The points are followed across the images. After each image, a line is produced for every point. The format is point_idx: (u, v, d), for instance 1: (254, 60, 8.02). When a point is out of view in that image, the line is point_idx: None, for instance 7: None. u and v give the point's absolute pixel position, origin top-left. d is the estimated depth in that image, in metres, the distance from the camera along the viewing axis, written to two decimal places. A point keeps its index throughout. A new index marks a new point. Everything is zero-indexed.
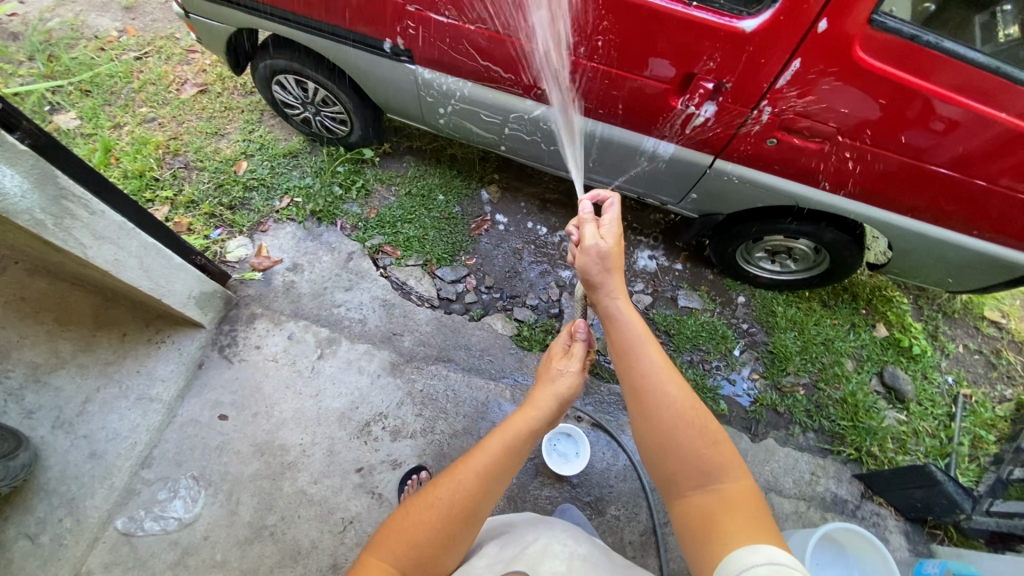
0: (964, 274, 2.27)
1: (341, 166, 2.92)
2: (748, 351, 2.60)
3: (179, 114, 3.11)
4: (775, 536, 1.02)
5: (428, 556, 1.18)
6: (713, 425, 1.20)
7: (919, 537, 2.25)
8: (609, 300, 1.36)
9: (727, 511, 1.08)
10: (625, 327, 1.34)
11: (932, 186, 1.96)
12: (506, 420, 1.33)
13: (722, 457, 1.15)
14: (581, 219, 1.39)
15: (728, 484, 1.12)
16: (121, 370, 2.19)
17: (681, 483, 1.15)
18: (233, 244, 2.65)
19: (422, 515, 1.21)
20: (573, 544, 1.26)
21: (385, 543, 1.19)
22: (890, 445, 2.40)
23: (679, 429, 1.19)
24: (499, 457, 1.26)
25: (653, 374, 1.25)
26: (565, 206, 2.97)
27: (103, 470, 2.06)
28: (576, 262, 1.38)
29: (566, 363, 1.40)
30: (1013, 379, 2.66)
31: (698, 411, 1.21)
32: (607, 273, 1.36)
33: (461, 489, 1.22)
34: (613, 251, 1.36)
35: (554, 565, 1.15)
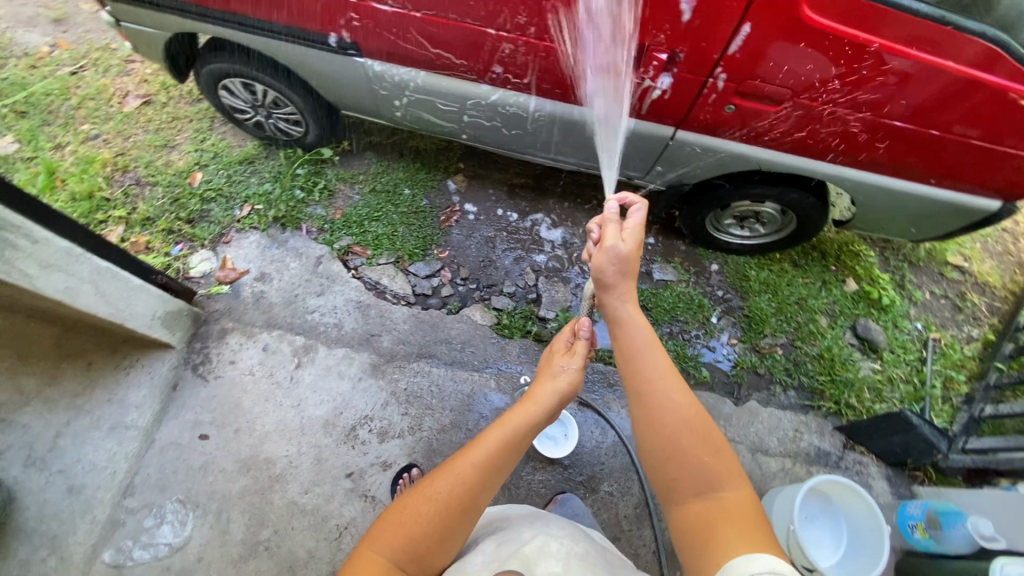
0: (927, 222, 2.32)
1: (301, 168, 2.84)
2: (726, 317, 2.63)
3: (124, 129, 2.98)
4: (774, 546, 1.00)
5: (424, 549, 1.17)
6: (716, 433, 1.20)
7: (900, 480, 2.33)
8: (620, 303, 1.36)
9: (726, 518, 1.07)
10: (630, 329, 1.35)
11: (888, 138, 1.99)
12: (505, 414, 1.33)
13: (724, 466, 1.15)
14: (605, 220, 1.36)
15: (727, 493, 1.12)
16: (90, 401, 2.11)
17: (681, 489, 1.15)
18: (196, 259, 2.57)
19: (420, 509, 1.20)
20: (570, 544, 1.23)
21: (382, 537, 1.18)
22: (867, 394, 2.47)
23: (680, 435, 1.19)
24: (497, 451, 1.26)
25: (656, 380, 1.27)
26: (533, 190, 2.94)
27: (84, 504, 2.00)
28: (592, 261, 1.37)
29: (567, 360, 1.39)
30: (978, 320, 2.75)
31: (702, 419, 1.22)
32: (623, 278, 1.35)
33: (459, 483, 1.22)
34: (632, 255, 1.34)
35: (550, 564, 1.12)
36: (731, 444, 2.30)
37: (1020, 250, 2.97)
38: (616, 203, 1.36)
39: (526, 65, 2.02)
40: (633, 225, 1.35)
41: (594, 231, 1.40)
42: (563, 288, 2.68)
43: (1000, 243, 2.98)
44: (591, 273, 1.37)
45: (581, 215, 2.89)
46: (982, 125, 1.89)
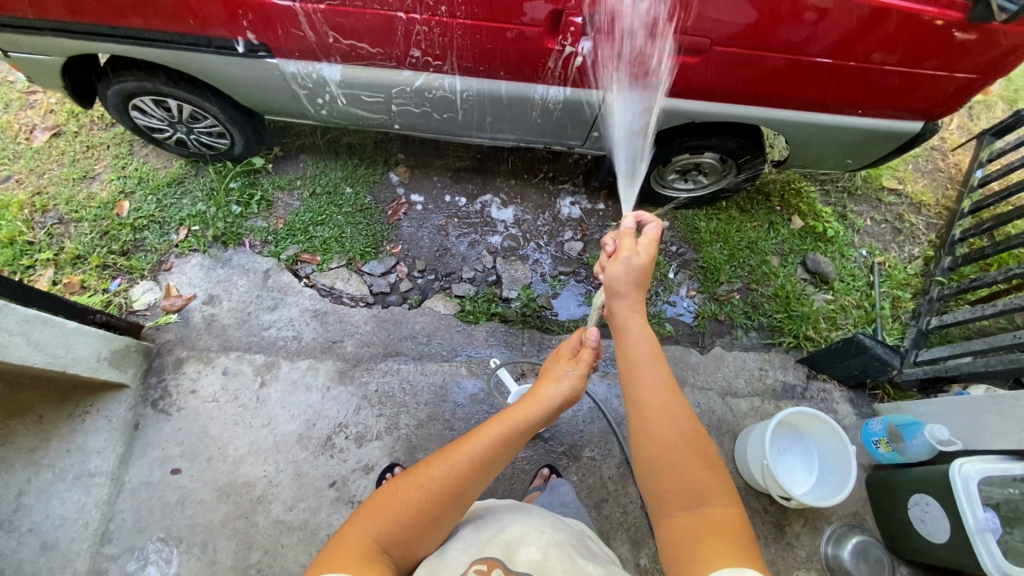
0: (861, 152, 2.38)
1: (233, 181, 2.73)
2: (682, 272, 2.67)
3: (37, 166, 2.80)
4: (758, 563, 1.05)
5: (410, 535, 1.17)
6: (710, 450, 1.23)
7: (862, 401, 2.44)
8: (628, 312, 1.40)
9: (713, 533, 1.10)
10: (633, 338, 1.37)
11: (811, 74, 2.01)
12: (504, 409, 1.33)
13: (716, 482, 1.18)
14: (622, 233, 1.47)
15: (717, 508, 1.14)
16: (49, 454, 2.03)
17: (672, 501, 1.17)
18: (139, 291, 2.46)
19: (412, 494, 1.20)
20: (551, 531, 1.23)
21: (371, 518, 1.17)
22: (823, 324, 2.57)
23: (676, 447, 1.22)
24: (494, 445, 1.27)
25: (660, 393, 1.28)
26: (478, 171, 2.89)
27: (61, 559, 1.94)
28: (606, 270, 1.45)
29: (571, 366, 1.42)
30: (918, 238, 2.87)
31: (699, 436, 1.24)
32: (633, 286, 1.42)
33: (453, 472, 1.22)
34: (645, 267, 1.42)
35: (529, 553, 1.12)
36: (702, 392, 2.37)
37: (949, 165, 3.10)
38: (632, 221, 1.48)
39: (445, 46, 1.97)
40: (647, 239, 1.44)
41: (609, 245, 1.49)
42: (522, 265, 2.68)
43: (930, 162, 3.10)
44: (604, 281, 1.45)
45: (530, 189, 2.86)
46: (900, 52, 1.94)
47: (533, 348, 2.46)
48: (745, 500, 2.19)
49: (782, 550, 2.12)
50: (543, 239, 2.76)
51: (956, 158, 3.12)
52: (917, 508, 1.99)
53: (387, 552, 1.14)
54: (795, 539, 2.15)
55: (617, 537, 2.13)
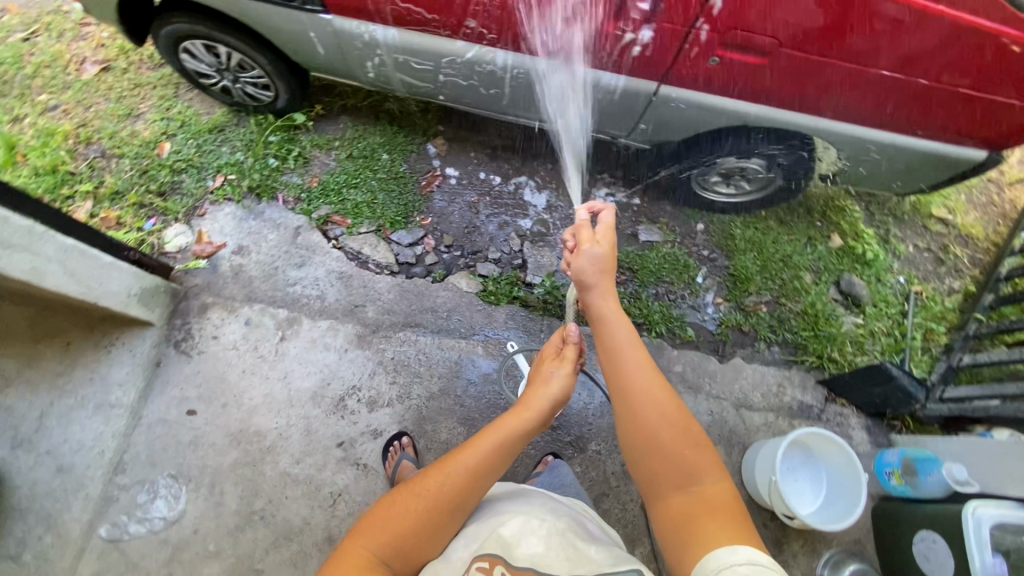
0: (912, 176, 2.29)
1: (273, 135, 2.73)
2: (711, 277, 2.63)
3: (84, 98, 2.84)
4: (752, 537, 1.03)
5: (408, 547, 1.15)
6: (697, 428, 1.23)
7: (879, 430, 2.39)
8: (601, 301, 1.41)
9: (705, 511, 1.09)
10: (612, 327, 1.38)
11: (875, 87, 1.93)
12: (497, 419, 1.34)
13: (705, 460, 1.17)
14: (578, 225, 1.47)
15: (707, 485, 1.14)
16: (73, 380, 2.09)
17: (664, 483, 1.17)
18: (171, 233, 2.50)
19: (409, 505, 1.20)
20: (551, 520, 1.21)
21: (369, 532, 1.16)
22: (849, 348, 2.51)
23: (661, 428, 1.22)
24: (491, 453, 1.28)
25: (638, 377, 1.29)
26: (516, 151, 2.85)
27: (75, 482, 2.01)
28: (570, 265, 1.45)
29: (555, 366, 1.42)
30: (960, 271, 2.77)
31: (682, 414, 1.24)
32: (600, 276, 1.43)
33: (450, 481, 1.23)
34: (608, 256, 1.45)
35: (530, 545, 1.12)
36: (716, 401, 2.35)
37: (1004, 201, 2.97)
38: (586, 213, 1.48)
39: (502, 21, 1.94)
40: (602, 226, 1.47)
41: (568, 242, 1.49)
42: (549, 252, 2.64)
43: (984, 194, 2.97)
44: (571, 276, 1.44)
45: (566, 176, 2.82)
46: (972, 74, 1.86)
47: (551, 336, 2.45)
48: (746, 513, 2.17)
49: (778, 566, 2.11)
50: None
51: (1011, 194, 2.99)
52: (923, 544, 1.95)
53: (386, 564, 1.13)
54: (792, 557, 2.14)
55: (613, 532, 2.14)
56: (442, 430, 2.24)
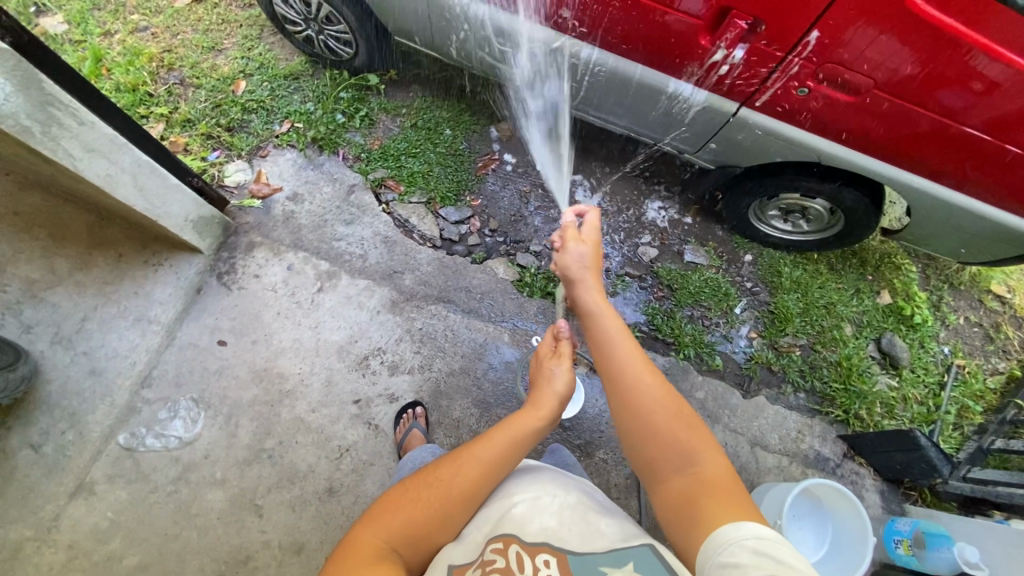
0: (978, 245, 2.21)
1: (344, 92, 2.77)
2: (749, 310, 2.59)
3: (174, 25, 2.93)
4: (755, 515, 1.03)
5: (420, 534, 1.16)
6: (689, 410, 1.23)
7: (893, 497, 2.33)
8: (588, 295, 1.41)
9: (706, 492, 1.09)
10: (601, 322, 1.37)
11: (958, 146, 1.87)
12: (505, 418, 1.33)
13: (699, 440, 1.17)
14: (564, 225, 1.49)
15: (705, 466, 1.13)
16: (119, 291, 2.18)
17: (662, 467, 1.17)
18: (232, 168, 2.57)
19: (421, 494, 1.20)
20: (563, 494, 1.25)
21: (381, 519, 1.17)
22: (878, 409, 2.44)
23: (655, 415, 1.22)
24: (503, 449, 1.27)
25: (629, 367, 1.28)
26: (576, 149, 2.83)
27: (104, 387, 2.10)
28: (557, 264, 1.48)
29: (555, 363, 1.41)
30: (1008, 353, 2.67)
31: (674, 396, 1.25)
32: (585, 270, 1.44)
33: (460, 473, 1.23)
34: (593, 250, 1.47)
35: (543, 521, 1.16)
36: (732, 434, 2.32)
37: None
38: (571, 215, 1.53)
39: (597, 16, 1.95)
40: (585, 224, 1.49)
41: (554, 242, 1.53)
42: None
43: None
44: (558, 275, 1.46)
45: (623, 182, 2.79)
46: None
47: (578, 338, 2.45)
48: None
49: None
50: (620, 235, 2.68)
51: None
52: None
53: (397, 551, 1.14)
54: None
55: None
56: (456, 407, 2.26)
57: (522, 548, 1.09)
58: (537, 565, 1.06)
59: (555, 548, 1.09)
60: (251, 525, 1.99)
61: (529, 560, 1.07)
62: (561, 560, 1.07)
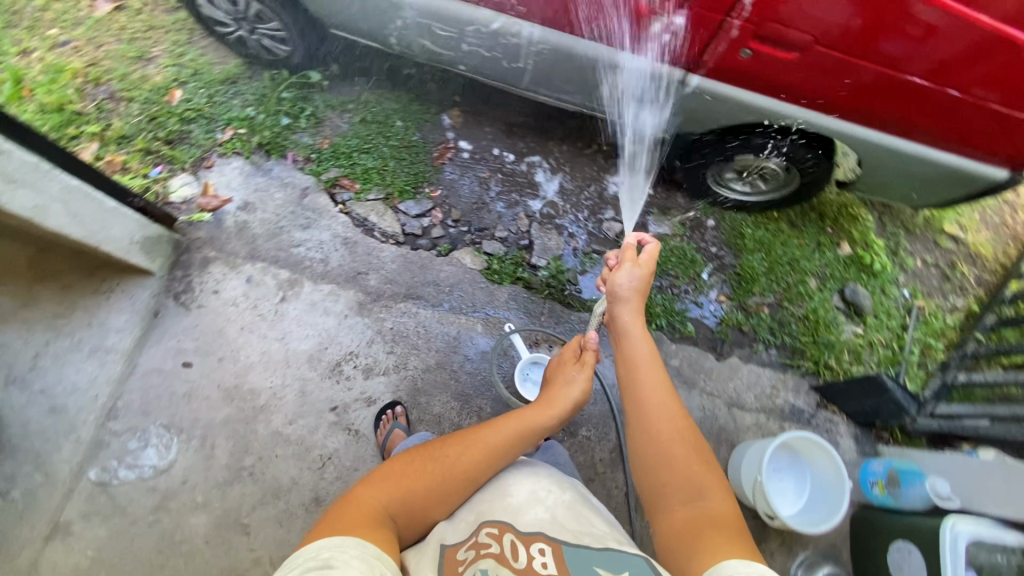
0: (928, 189, 2.25)
1: (286, 92, 2.67)
2: (716, 274, 2.61)
3: (96, 37, 2.76)
4: (758, 557, 1.04)
5: (418, 506, 1.18)
6: (706, 448, 1.28)
7: (866, 439, 2.42)
8: (628, 318, 1.46)
9: (712, 527, 1.11)
10: (634, 345, 1.42)
11: (902, 94, 1.90)
12: (519, 410, 1.38)
13: (711, 479, 1.21)
14: (624, 247, 1.53)
15: (712, 503, 1.17)
16: (70, 323, 2.10)
17: (671, 496, 1.20)
18: (177, 183, 2.47)
19: (426, 467, 1.23)
20: (557, 491, 1.22)
21: (382, 484, 1.19)
22: (846, 356, 2.52)
23: (672, 446, 1.26)
24: (511, 438, 1.31)
25: (654, 395, 1.34)
26: (532, 129, 2.80)
27: (68, 424, 2.02)
28: (608, 281, 1.51)
29: (576, 370, 1.48)
30: (964, 290, 2.76)
31: (694, 433, 1.30)
32: (633, 295, 1.48)
33: (465, 453, 1.26)
34: (645, 279, 1.50)
35: (538, 512, 1.13)
36: (709, 397, 2.37)
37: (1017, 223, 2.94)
38: (635, 238, 1.55)
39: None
40: (645, 253, 1.52)
41: (612, 259, 1.57)
42: (556, 236, 2.60)
43: (999, 215, 2.94)
44: (607, 291, 1.50)
45: (581, 160, 2.77)
46: (1002, 90, 1.82)
47: (551, 320, 2.44)
48: None
49: None
50: (584, 213, 2.67)
51: None
52: (896, 555, 1.99)
53: (393, 518, 1.14)
54: (768, 555, 2.17)
55: None
56: (436, 403, 2.24)
57: (517, 537, 1.05)
58: (532, 553, 1.00)
59: (549, 538, 1.05)
60: (239, 544, 1.96)
61: (524, 549, 1.01)
62: (555, 549, 1.02)
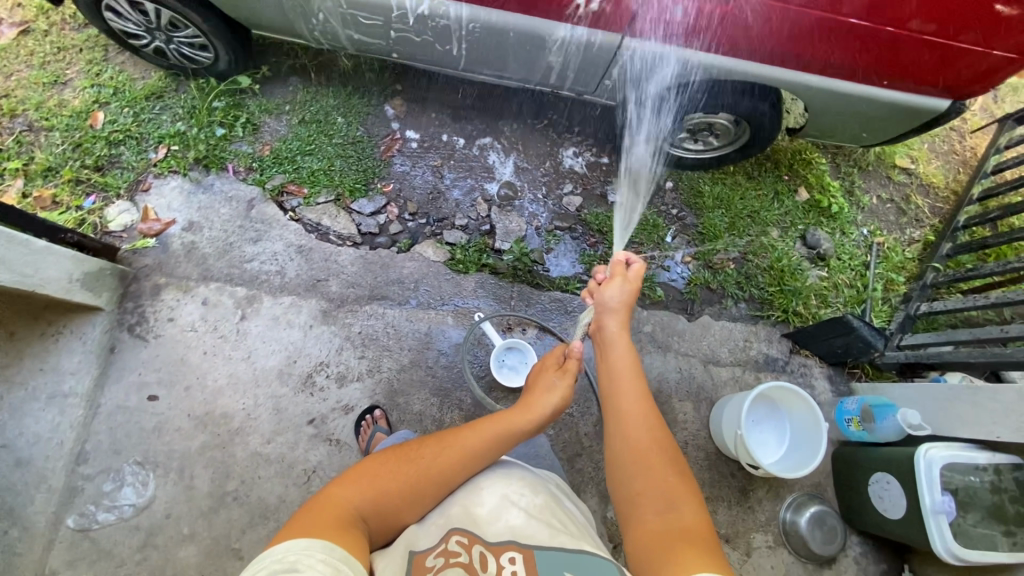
0: (877, 126, 2.26)
1: (216, 101, 2.55)
2: (680, 236, 2.61)
3: (3, 65, 2.59)
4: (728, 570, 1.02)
5: (391, 508, 1.17)
6: (681, 461, 1.28)
7: (840, 378, 2.48)
8: (615, 331, 1.50)
9: (683, 538, 1.10)
10: (617, 357, 1.46)
11: (842, 37, 1.88)
12: (500, 414, 1.37)
13: (685, 492, 1.21)
14: (613, 263, 1.59)
15: (685, 514, 1.16)
16: (21, 372, 2.01)
17: (644, 506, 1.20)
18: (114, 211, 2.35)
19: (400, 467, 1.22)
20: (530, 494, 1.20)
21: (355, 485, 1.18)
22: (813, 301, 2.56)
23: (649, 456, 1.28)
24: (489, 443, 1.30)
25: (635, 407, 1.36)
26: (478, 110, 2.72)
27: (36, 475, 1.95)
28: (597, 294, 1.56)
29: (558, 376, 1.48)
30: (920, 221, 2.81)
31: (670, 445, 1.31)
32: (621, 310, 1.52)
33: (442, 455, 1.25)
34: (632, 297, 1.55)
35: (510, 517, 1.12)
36: (684, 358, 2.39)
37: (965, 148, 2.99)
38: (622, 256, 1.62)
39: None
40: (632, 269, 1.58)
41: (601, 275, 1.63)
42: (517, 217, 2.56)
43: (947, 142, 2.99)
44: (595, 303, 1.55)
45: (533, 136, 2.71)
46: (938, 20, 1.82)
47: (521, 303, 2.41)
48: (715, 464, 2.26)
49: (744, 512, 2.21)
50: (542, 191, 2.63)
51: (973, 141, 3.01)
52: (877, 486, 2.07)
53: (364, 520, 1.13)
54: (757, 503, 2.23)
55: (587, 490, 2.19)
56: (415, 401, 2.22)
57: (487, 548, 1.04)
58: (501, 563, 1.01)
59: (521, 545, 1.04)
60: (234, 569, 1.94)
61: (494, 559, 1.02)
62: (527, 557, 1.01)
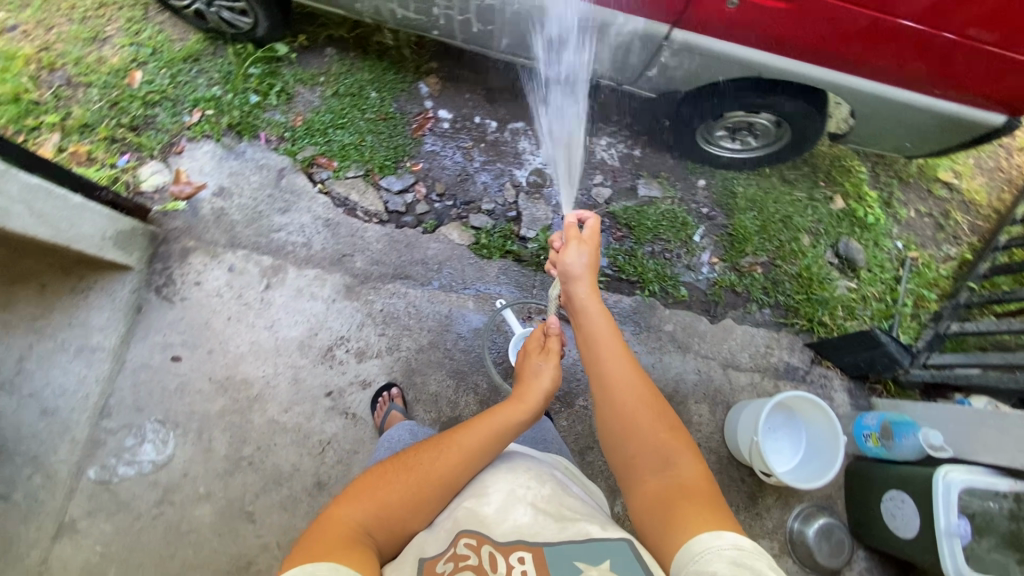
0: (922, 137, 2.18)
1: (253, 67, 2.54)
2: (708, 236, 2.57)
3: (45, 18, 2.60)
4: (733, 522, 1.04)
5: (395, 518, 1.16)
6: (671, 415, 1.27)
7: (860, 392, 2.44)
8: (582, 297, 1.45)
9: (683, 495, 1.11)
10: (591, 324, 1.42)
11: (897, 41, 1.81)
12: (491, 408, 1.36)
13: (680, 445, 1.21)
14: (566, 228, 1.54)
15: (683, 468, 1.17)
16: (52, 324, 2.05)
17: (641, 467, 1.21)
18: (147, 171, 2.37)
19: (401, 476, 1.21)
20: (536, 486, 1.22)
21: (356, 501, 1.16)
22: (840, 312, 2.51)
23: (638, 417, 1.26)
24: (484, 440, 1.29)
25: (615, 370, 1.33)
26: (513, 94, 2.68)
27: (61, 426, 2.00)
28: (557, 263, 1.51)
29: (542, 359, 1.48)
30: (958, 238, 2.73)
31: (657, 398, 1.29)
32: (582, 274, 1.47)
33: (440, 457, 1.24)
34: (592, 258, 1.50)
35: (518, 515, 1.12)
36: (703, 360, 2.37)
37: (1012, 166, 2.89)
38: (573, 218, 1.57)
39: None
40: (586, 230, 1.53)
41: (556, 243, 1.57)
42: (544, 205, 2.52)
43: (994, 159, 2.89)
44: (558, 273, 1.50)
45: None
46: (999, 30, 1.75)
47: (543, 292, 2.40)
48: (725, 469, 2.25)
49: (751, 518, 2.20)
50: None
51: (1020, 159, 2.91)
52: (890, 503, 2.05)
53: (369, 535, 1.13)
54: (765, 510, 2.22)
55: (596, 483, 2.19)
56: (432, 381, 2.24)
57: (495, 548, 1.04)
58: (511, 563, 1.01)
59: (529, 544, 1.04)
60: (246, 532, 1.99)
61: (503, 559, 1.02)
62: (536, 555, 1.02)
